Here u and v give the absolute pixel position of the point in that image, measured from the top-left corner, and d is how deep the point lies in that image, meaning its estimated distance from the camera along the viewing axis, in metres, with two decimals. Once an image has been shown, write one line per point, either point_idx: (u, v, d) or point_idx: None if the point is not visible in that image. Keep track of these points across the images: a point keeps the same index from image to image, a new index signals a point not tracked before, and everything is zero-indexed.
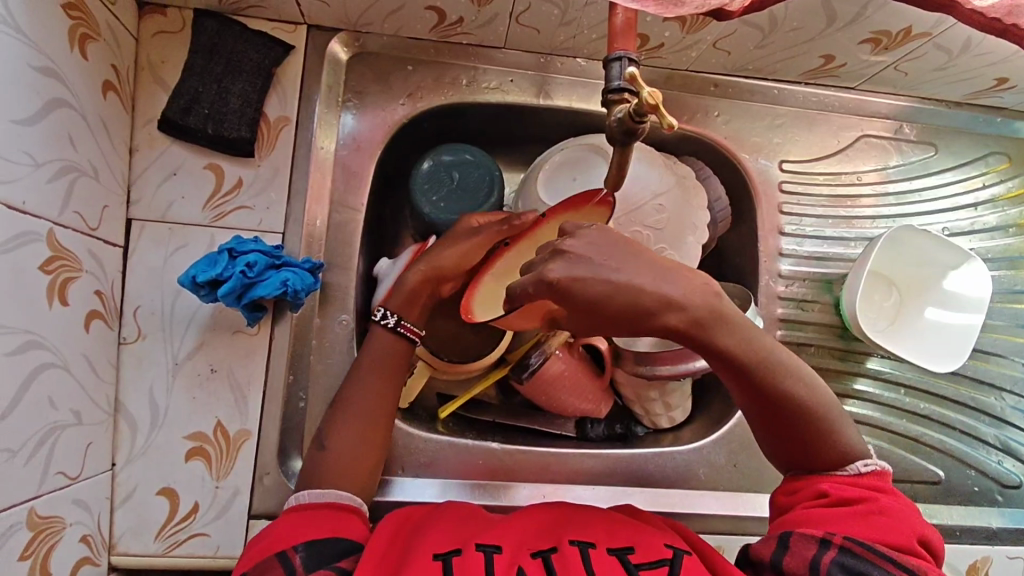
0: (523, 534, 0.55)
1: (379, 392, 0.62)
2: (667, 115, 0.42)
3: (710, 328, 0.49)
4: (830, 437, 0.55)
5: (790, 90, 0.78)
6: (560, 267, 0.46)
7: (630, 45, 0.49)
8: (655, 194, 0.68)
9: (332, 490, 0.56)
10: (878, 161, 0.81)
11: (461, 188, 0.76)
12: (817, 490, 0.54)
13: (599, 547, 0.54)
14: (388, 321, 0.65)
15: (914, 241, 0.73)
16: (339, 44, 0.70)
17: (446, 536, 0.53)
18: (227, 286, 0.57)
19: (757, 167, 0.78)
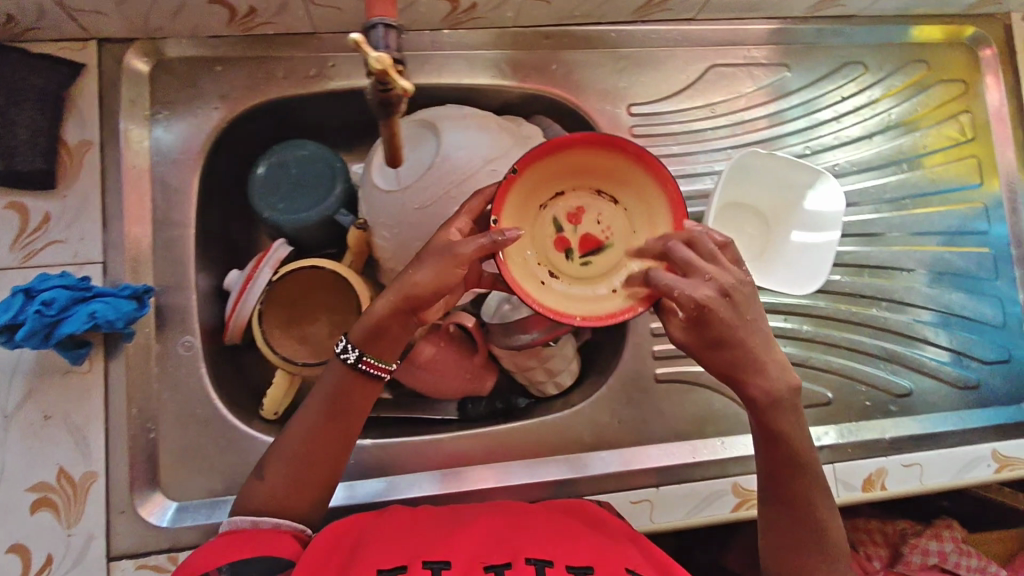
0: (475, 547, 0.53)
1: (329, 432, 0.58)
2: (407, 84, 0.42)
3: (769, 412, 0.56)
4: (813, 564, 0.57)
5: (628, 31, 0.75)
6: (711, 296, 0.52)
7: (388, 10, 0.47)
8: (487, 159, 0.66)
9: (269, 516, 0.56)
10: (732, 90, 0.78)
11: (302, 186, 0.73)
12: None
13: (555, 562, 0.52)
14: (348, 355, 0.58)
15: (762, 166, 0.72)
16: (136, 55, 0.66)
17: (390, 553, 0.52)
18: (25, 329, 0.55)
19: (606, 115, 0.76)
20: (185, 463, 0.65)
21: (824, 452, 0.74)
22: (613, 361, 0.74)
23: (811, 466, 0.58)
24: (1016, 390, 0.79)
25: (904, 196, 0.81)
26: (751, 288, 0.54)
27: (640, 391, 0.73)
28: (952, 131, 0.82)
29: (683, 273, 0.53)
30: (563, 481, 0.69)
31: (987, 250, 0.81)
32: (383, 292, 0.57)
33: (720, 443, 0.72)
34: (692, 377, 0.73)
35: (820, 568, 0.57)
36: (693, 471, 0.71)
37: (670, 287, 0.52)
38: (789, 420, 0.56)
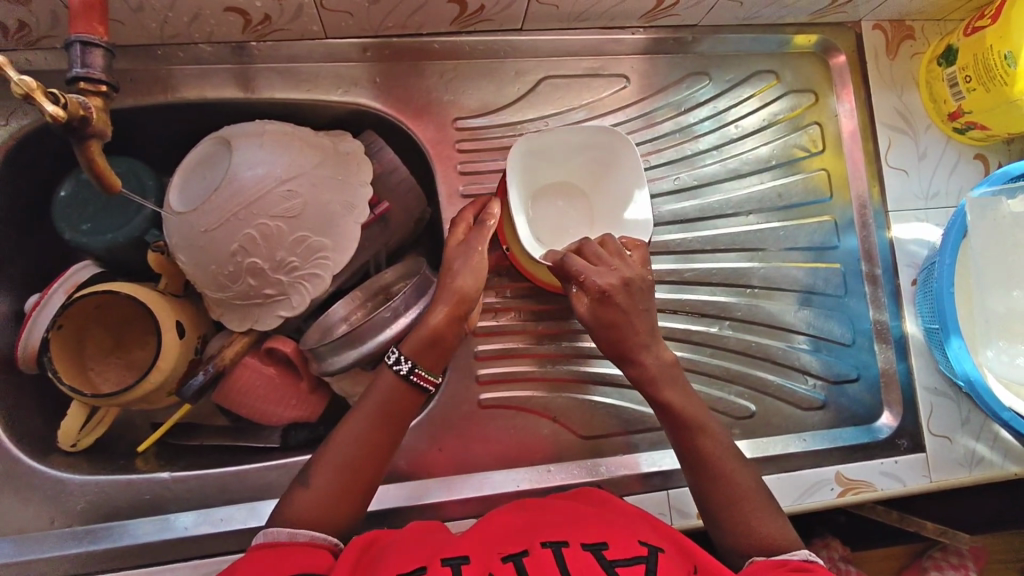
0: (493, 543, 0.53)
1: (374, 430, 0.58)
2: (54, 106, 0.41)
3: (659, 384, 0.61)
4: (760, 521, 0.58)
5: (450, 43, 0.73)
6: (604, 280, 0.58)
7: (94, 28, 0.47)
8: (280, 180, 0.63)
9: (304, 529, 0.54)
10: (566, 102, 0.76)
11: (108, 207, 0.69)
12: (770, 562, 0.54)
13: (572, 544, 0.51)
14: (401, 367, 0.59)
15: (549, 142, 0.68)
16: None
17: (412, 555, 0.51)
18: None
19: (428, 131, 0.73)
20: None
21: (658, 477, 0.71)
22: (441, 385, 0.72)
23: (709, 428, 0.61)
24: (867, 408, 0.78)
25: (750, 210, 0.79)
26: (645, 277, 0.60)
27: (465, 416, 0.71)
28: (802, 143, 0.81)
29: (591, 271, 0.59)
30: (380, 513, 0.67)
31: (839, 266, 0.79)
32: (435, 304, 0.61)
33: (548, 470, 0.70)
34: (519, 403, 0.72)
35: (768, 522, 0.58)
36: (516, 498, 0.69)
37: (579, 272, 0.59)
38: (677, 391, 0.61)
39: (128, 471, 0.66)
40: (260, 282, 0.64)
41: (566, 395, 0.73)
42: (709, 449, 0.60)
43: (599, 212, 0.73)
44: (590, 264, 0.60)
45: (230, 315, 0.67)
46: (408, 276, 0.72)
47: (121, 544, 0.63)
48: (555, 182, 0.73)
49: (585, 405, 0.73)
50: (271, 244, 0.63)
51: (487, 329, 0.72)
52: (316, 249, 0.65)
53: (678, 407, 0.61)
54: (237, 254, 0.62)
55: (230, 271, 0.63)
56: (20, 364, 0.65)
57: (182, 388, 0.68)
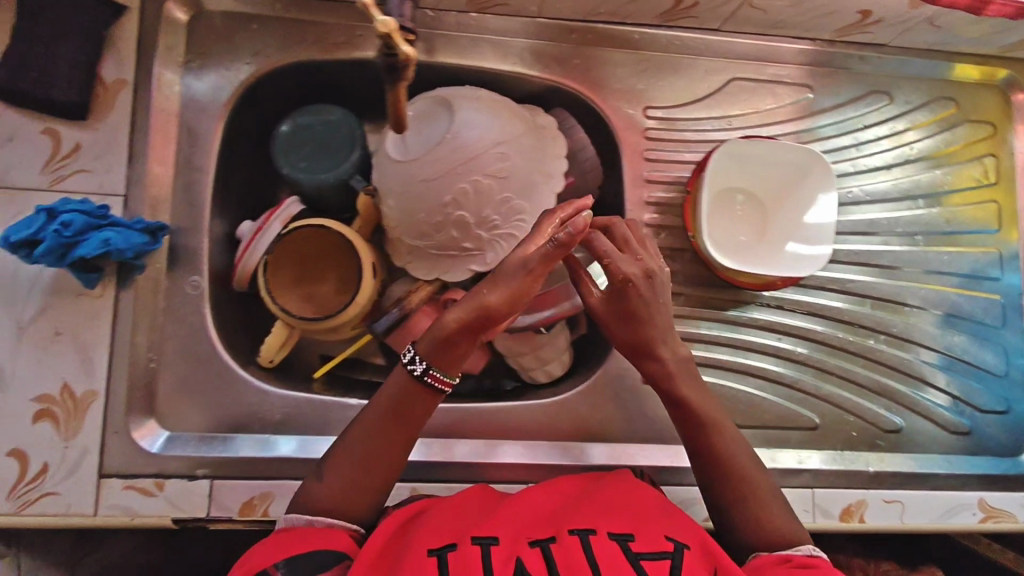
0: (523, 524, 0.55)
1: (377, 428, 0.56)
2: (402, 45, 0.43)
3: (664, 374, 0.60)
4: (774, 516, 0.58)
5: (653, 34, 0.76)
6: (626, 265, 0.60)
7: None
8: (496, 142, 0.67)
9: (323, 516, 0.54)
10: (753, 105, 0.78)
11: (323, 149, 0.76)
12: (776, 555, 0.54)
13: (600, 533, 0.53)
14: (416, 367, 0.55)
15: (750, 150, 0.70)
16: (176, 4, 0.69)
17: (442, 527, 0.53)
18: (43, 246, 0.58)
19: (621, 116, 0.76)
20: (179, 401, 0.67)
21: (805, 476, 0.73)
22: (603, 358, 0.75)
23: (723, 426, 0.61)
24: (1010, 442, 0.78)
25: (916, 232, 0.80)
26: (664, 269, 0.61)
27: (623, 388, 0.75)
28: (974, 173, 0.82)
29: (617, 256, 0.60)
30: (539, 467, 0.71)
31: (998, 298, 0.80)
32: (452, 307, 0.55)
33: None
34: None
35: (784, 520, 0.57)
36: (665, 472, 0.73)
37: (605, 253, 0.60)
38: (690, 386, 0.61)
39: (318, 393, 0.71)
40: (463, 235, 0.68)
41: (725, 386, 0.75)
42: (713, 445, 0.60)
43: (770, 213, 0.75)
44: (618, 250, 0.61)
45: (423, 263, 0.72)
46: None
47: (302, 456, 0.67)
48: (732, 186, 0.75)
49: (742, 397, 0.75)
50: (480, 200, 0.67)
51: None
52: (516, 211, 0.69)
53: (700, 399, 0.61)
54: (449, 206, 0.66)
55: (438, 221, 0.67)
56: (235, 282, 0.71)
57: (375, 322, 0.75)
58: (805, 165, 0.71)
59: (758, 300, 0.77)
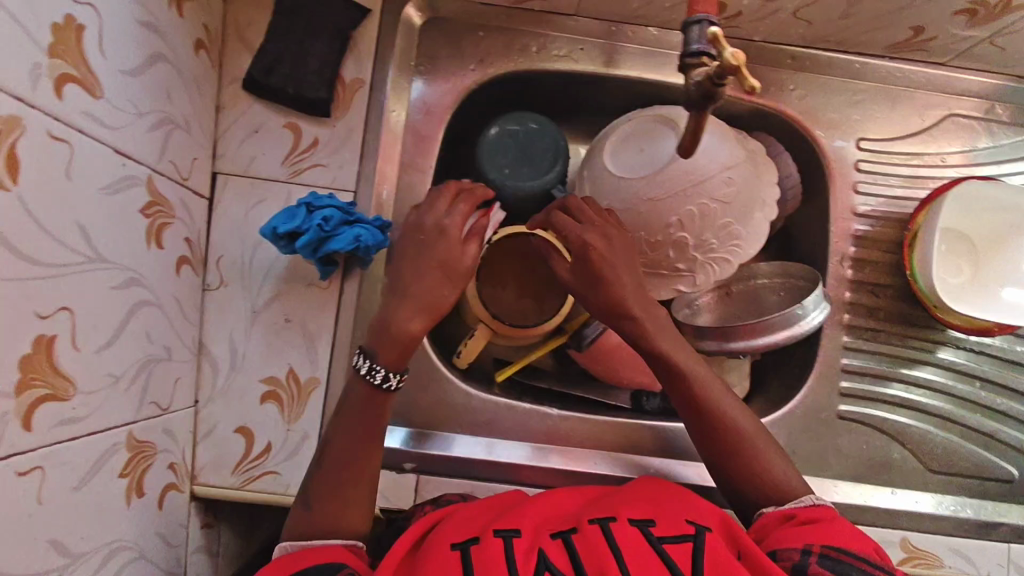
0: (540, 517, 0.55)
1: (353, 442, 0.56)
2: (750, 78, 0.41)
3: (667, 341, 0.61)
4: (768, 463, 0.60)
5: (874, 65, 0.74)
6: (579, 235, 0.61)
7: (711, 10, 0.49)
8: (725, 166, 0.66)
9: (336, 537, 0.54)
10: (966, 143, 0.76)
11: (528, 156, 0.76)
12: (780, 514, 0.57)
13: (621, 519, 0.54)
14: (390, 384, 0.55)
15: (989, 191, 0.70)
16: (414, 8, 0.71)
17: (465, 526, 0.54)
18: (306, 238, 0.61)
19: (833, 146, 0.75)
20: (389, 393, 0.70)
21: (1003, 529, 0.71)
22: (795, 390, 0.74)
23: (704, 378, 0.62)
24: None
25: None
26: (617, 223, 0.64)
27: (819, 422, 0.73)
28: None
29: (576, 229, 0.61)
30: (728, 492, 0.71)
31: None
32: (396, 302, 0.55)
33: (891, 493, 0.72)
34: (876, 424, 0.74)
35: (781, 472, 0.60)
36: (861, 513, 0.70)
37: (564, 230, 0.62)
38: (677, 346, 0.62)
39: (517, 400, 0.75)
40: (678, 256, 0.69)
41: (918, 428, 0.74)
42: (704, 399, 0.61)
43: (983, 257, 0.74)
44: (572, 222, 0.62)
45: None
46: (781, 274, 0.77)
47: (501, 461, 0.71)
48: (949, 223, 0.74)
49: (939, 441, 0.74)
50: (703, 223, 0.67)
51: (854, 346, 0.74)
52: (732, 236, 0.69)
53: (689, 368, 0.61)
54: (672, 227, 0.67)
55: (658, 241, 0.68)
56: None
57: (579, 335, 0.76)
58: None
59: (953, 343, 0.75)
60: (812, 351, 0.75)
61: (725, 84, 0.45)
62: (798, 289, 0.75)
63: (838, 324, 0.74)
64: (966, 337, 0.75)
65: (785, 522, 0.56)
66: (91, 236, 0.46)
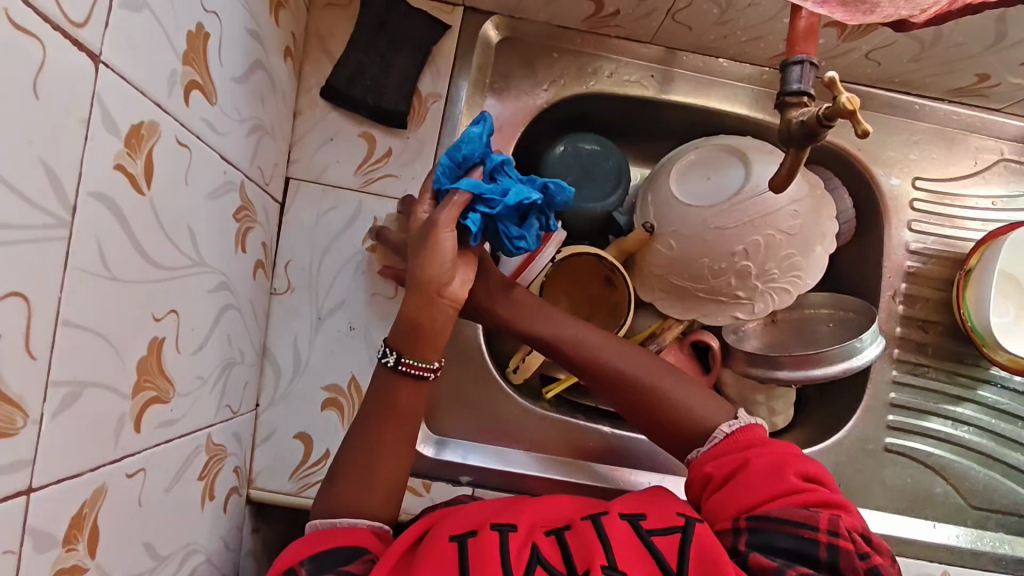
0: (536, 511, 0.54)
1: (384, 429, 0.54)
2: (863, 122, 0.43)
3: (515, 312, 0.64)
4: (674, 407, 0.60)
5: (932, 107, 0.77)
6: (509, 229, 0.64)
7: (810, 51, 0.51)
8: (792, 200, 0.67)
9: (345, 515, 0.53)
10: (1017, 187, 0.78)
11: (590, 177, 0.77)
12: (703, 471, 0.56)
13: (612, 513, 0.53)
14: (387, 360, 0.54)
15: None
16: (492, 26, 0.72)
17: (463, 520, 0.53)
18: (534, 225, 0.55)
19: (890, 184, 0.77)
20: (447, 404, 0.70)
21: None
22: (843, 421, 0.75)
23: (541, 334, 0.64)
24: None
25: None
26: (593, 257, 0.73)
27: (867, 454, 0.74)
28: None
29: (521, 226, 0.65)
30: None
31: None
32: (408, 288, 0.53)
33: (932, 526, 0.72)
34: (919, 457, 0.74)
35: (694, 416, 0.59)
36: (909, 547, 0.71)
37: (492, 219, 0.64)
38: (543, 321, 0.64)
39: (570, 417, 0.75)
40: (739, 283, 0.70)
41: (963, 464, 0.75)
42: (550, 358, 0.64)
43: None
44: None
45: (683, 303, 0.73)
46: (835, 305, 0.78)
47: (553, 477, 0.70)
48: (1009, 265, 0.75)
49: (980, 477, 0.75)
50: (768, 253, 0.68)
51: (902, 380, 0.75)
52: (795, 267, 0.70)
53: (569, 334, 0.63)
54: (737, 255, 0.68)
55: (721, 267, 0.69)
56: None
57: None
58: None
59: (998, 382, 0.77)
60: (861, 382, 0.76)
61: (830, 126, 0.46)
62: (851, 322, 0.76)
63: (888, 358, 0.75)
64: (1011, 376, 0.76)
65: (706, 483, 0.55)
66: (197, 239, 0.46)
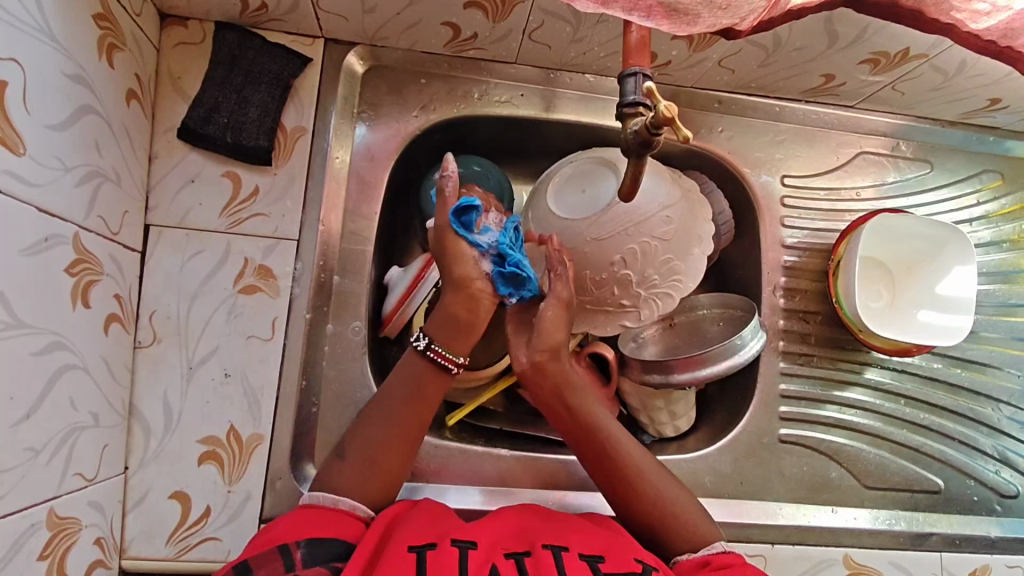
0: (497, 537, 0.54)
1: (407, 417, 0.60)
2: (682, 128, 0.44)
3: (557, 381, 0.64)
4: (665, 503, 0.61)
5: (791, 108, 0.81)
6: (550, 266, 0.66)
7: (643, 62, 0.52)
8: (662, 206, 0.68)
9: (347, 498, 0.56)
10: (876, 177, 0.82)
11: None
12: (697, 560, 0.57)
13: (571, 552, 0.52)
14: (418, 343, 0.62)
15: (900, 224, 0.76)
16: (356, 57, 0.72)
17: (424, 530, 0.52)
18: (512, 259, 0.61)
19: (760, 182, 0.80)
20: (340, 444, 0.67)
21: (934, 538, 0.75)
22: (739, 416, 0.76)
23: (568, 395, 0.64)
24: None
25: None
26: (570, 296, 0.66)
27: (763, 448, 0.75)
28: None
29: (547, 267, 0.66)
30: None
31: None
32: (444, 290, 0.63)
33: (832, 511, 0.74)
34: (814, 445, 0.76)
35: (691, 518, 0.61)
36: (810, 534, 0.72)
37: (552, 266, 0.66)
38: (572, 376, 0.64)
39: (470, 443, 0.73)
40: (622, 292, 0.70)
41: (856, 447, 0.77)
42: (579, 421, 0.64)
43: (901, 282, 0.79)
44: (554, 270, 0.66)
45: (571, 317, 0.74)
46: (721, 305, 0.79)
47: (453, 508, 0.67)
48: (872, 253, 0.79)
49: (872, 458, 0.77)
50: (645, 260, 0.69)
51: (790, 371, 0.78)
52: (674, 271, 0.70)
53: (573, 392, 0.64)
54: (616, 265, 0.68)
55: (603, 278, 0.69)
56: (385, 332, 0.72)
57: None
58: (952, 249, 0.76)
59: (878, 363, 0.80)
60: (753, 377, 0.77)
61: (659, 134, 0.47)
62: (738, 320, 0.77)
63: (775, 351, 0.77)
64: (889, 357, 0.80)
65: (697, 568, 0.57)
66: (8, 299, 0.44)
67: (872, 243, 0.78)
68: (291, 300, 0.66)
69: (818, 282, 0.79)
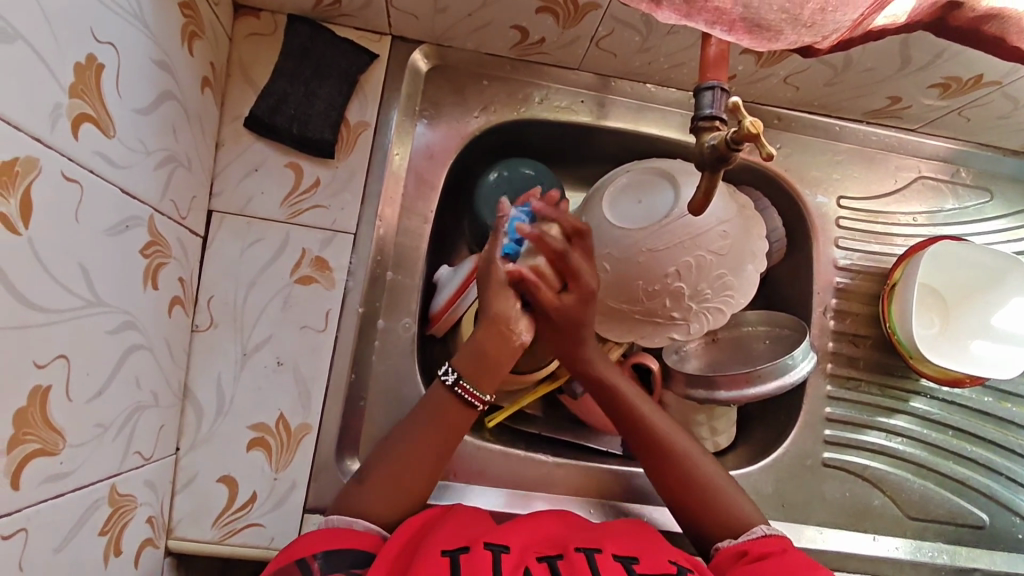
0: (528, 539, 0.54)
1: (424, 444, 0.58)
2: (767, 145, 0.43)
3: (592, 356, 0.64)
4: (703, 479, 0.62)
5: (851, 129, 0.80)
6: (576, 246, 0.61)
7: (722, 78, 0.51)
8: (721, 221, 0.68)
9: (361, 518, 0.55)
10: (933, 204, 0.81)
11: None
12: (735, 550, 0.57)
13: (605, 552, 0.52)
14: (447, 377, 0.59)
15: (960, 252, 0.75)
16: (420, 55, 0.73)
17: (456, 534, 0.52)
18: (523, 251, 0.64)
19: (815, 203, 0.79)
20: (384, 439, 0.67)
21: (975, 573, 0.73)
22: (782, 436, 0.76)
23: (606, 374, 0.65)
24: None
25: None
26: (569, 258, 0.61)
27: (806, 470, 0.74)
28: None
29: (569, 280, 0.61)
30: None
31: None
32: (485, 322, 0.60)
33: (873, 539, 0.72)
34: (856, 470, 0.75)
35: (730, 504, 0.61)
36: (851, 561, 0.71)
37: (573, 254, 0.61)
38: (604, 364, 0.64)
39: (510, 446, 0.73)
40: (674, 304, 0.70)
41: (900, 476, 0.76)
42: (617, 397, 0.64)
43: (953, 310, 0.78)
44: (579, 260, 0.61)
45: (619, 326, 0.73)
46: (768, 323, 0.78)
47: (492, 510, 0.67)
48: (929, 278, 0.78)
49: (916, 487, 0.76)
50: (699, 273, 0.68)
51: (836, 395, 0.77)
52: (726, 287, 0.70)
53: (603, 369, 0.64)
54: (670, 276, 0.68)
55: (655, 289, 0.69)
56: (433, 329, 0.72)
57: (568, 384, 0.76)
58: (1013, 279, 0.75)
59: (927, 393, 0.79)
60: (799, 398, 0.76)
61: (739, 149, 0.46)
62: (786, 339, 0.76)
63: (822, 372, 0.77)
64: (938, 386, 0.78)
65: (737, 557, 0.57)
66: (91, 277, 0.45)
67: (930, 268, 0.77)
68: (345, 293, 0.66)
69: (869, 306, 0.78)
